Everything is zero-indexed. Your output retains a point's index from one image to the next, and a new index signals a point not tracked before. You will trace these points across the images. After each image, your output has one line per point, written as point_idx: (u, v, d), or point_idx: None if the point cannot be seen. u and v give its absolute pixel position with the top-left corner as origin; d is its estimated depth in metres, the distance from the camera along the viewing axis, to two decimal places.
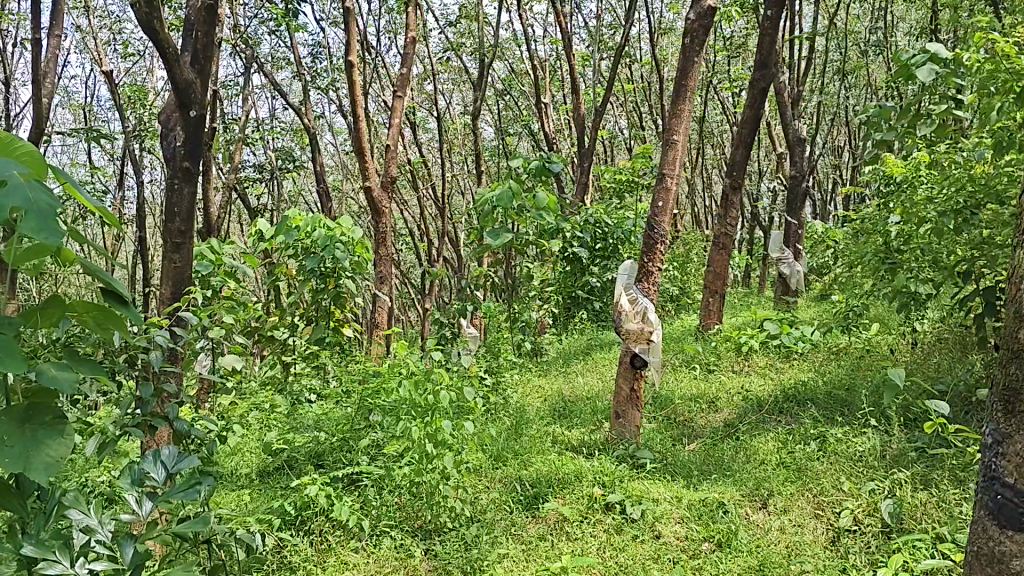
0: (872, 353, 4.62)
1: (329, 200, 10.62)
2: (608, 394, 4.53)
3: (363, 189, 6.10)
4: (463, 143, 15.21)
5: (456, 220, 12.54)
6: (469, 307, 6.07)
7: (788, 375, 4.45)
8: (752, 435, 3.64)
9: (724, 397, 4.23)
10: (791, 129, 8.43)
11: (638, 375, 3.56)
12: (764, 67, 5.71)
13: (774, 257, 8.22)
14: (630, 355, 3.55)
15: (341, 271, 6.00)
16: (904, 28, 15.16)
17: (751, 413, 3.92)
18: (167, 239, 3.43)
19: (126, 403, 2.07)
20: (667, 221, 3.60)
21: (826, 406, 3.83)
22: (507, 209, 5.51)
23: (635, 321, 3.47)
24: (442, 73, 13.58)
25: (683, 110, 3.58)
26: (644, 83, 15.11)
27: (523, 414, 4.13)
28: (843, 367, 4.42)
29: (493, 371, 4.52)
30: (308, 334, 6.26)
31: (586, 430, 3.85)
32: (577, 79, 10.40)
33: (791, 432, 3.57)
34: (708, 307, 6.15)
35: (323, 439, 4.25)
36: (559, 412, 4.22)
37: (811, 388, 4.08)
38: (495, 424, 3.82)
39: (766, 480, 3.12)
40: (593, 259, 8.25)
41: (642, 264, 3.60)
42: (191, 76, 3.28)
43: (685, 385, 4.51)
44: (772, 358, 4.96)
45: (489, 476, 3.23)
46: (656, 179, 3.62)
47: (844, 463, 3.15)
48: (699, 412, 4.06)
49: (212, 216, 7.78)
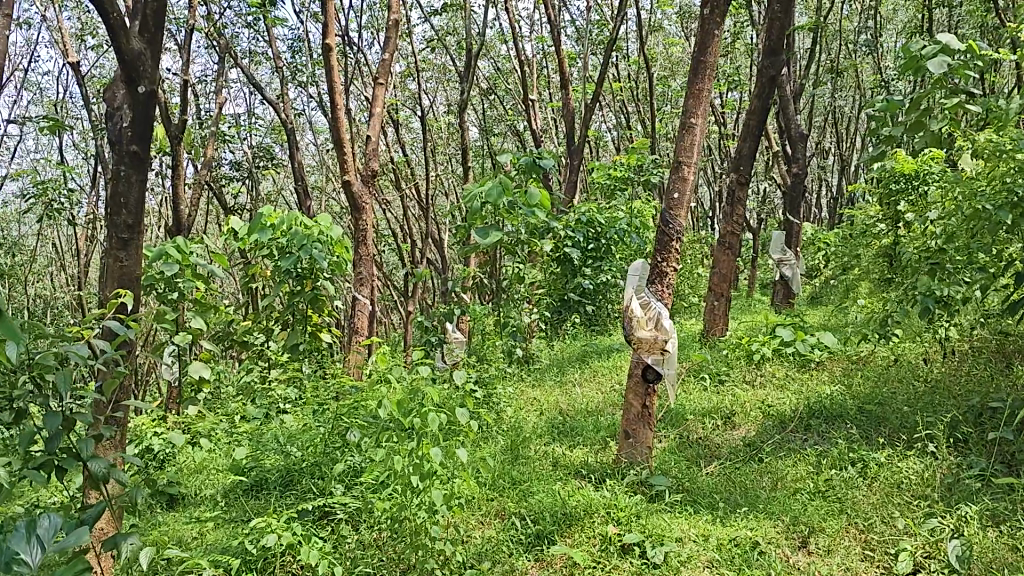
0: (898, 362, 4.23)
1: (307, 200, 10.15)
2: (610, 408, 4.12)
3: (342, 185, 5.61)
4: (447, 141, 14.79)
5: (440, 221, 12.07)
6: (456, 312, 5.65)
7: (808, 388, 4.05)
8: (779, 457, 3.25)
9: (740, 411, 3.82)
10: (793, 125, 8.04)
11: (651, 390, 3.14)
12: (773, 54, 5.32)
13: (775, 258, 7.83)
14: (642, 367, 3.13)
15: (318, 272, 5.56)
16: (897, 29, 14.88)
17: (775, 433, 3.52)
18: (112, 233, 3.01)
19: (21, 438, 1.74)
20: (684, 215, 3.19)
21: (857, 424, 3.43)
22: (498, 206, 5.09)
23: (647, 328, 3.05)
24: (426, 71, 13.15)
25: (702, 90, 3.17)
26: (633, 82, 14.74)
27: (518, 432, 3.70)
28: (869, 380, 4.02)
29: (484, 382, 4.09)
30: (283, 340, 5.82)
31: (590, 451, 3.44)
32: (566, 74, 9.97)
33: (824, 456, 3.18)
34: (712, 312, 5.75)
35: (297, 461, 3.83)
36: (558, 428, 3.80)
37: (838, 402, 3.69)
38: (489, 447, 3.41)
39: (798, 514, 2.73)
40: (586, 260, 7.82)
41: (655, 264, 3.19)
42: (139, 48, 2.84)
43: (695, 398, 4.09)
44: (787, 368, 4.56)
45: (483, 510, 2.81)
46: (671, 168, 3.21)
47: (892, 498, 2.74)
48: (716, 429, 3.64)
49: (182, 214, 7.30)
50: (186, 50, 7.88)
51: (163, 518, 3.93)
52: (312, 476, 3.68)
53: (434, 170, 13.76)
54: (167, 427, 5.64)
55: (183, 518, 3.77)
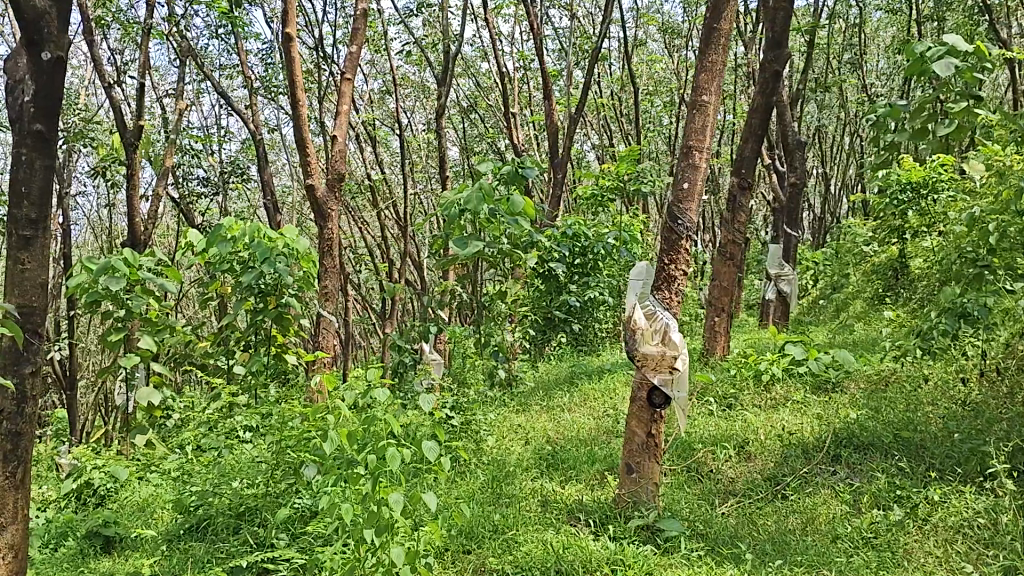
0: (926, 382, 3.77)
1: (277, 215, 9.60)
2: (607, 438, 3.62)
3: (304, 190, 5.08)
4: (426, 160, 14.34)
5: (417, 239, 11.55)
6: (432, 330, 5.16)
7: (829, 412, 3.57)
8: (807, 496, 2.79)
9: (756, 440, 3.32)
10: (790, 134, 7.61)
11: (658, 417, 2.66)
12: (777, 46, 4.89)
13: (772, 273, 7.36)
14: (647, 389, 2.65)
15: (283, 288, 5.06)
16: (883, 46, 14.61)
17: (799, 464, 3.04)
18: (11, 231, 2.33)
19: None
20: (694, 211, 2.72)
21: (895, 455, 2.95)
22: (477, 214, 4.60)
23: (653, 342, 2.58)
24: (404, 86, 12.71)
25: (715, 63, 2.70)
26: (615, 99, 14.36)
27: (501, 465, 3.20)
28: (897, 404, 3.53)
29: (460, 405, 3.59)
30: (244, 360, 5.31)
31: (587, 488, 2.94)
32: (550, 86, 9.52)
33: (864, 494, 2.71)
34: (713, 328, 5.28)
35: (245, 500, 3.31)
36: (548, 460, 3.30)
37: (870, 430, 3.21)
38: (468, 486, 2.91)
39: (842, 568, 2.26)
40: (571, 276, 7.36)
41: (662, 267, 2.70)
42: (43, 3, 2.23)
43: (702, 425, 3.60)
44: (800, 390, 4.07)
45: (457, 568, 2.31)
46: (679, 155, 2.74)
47: (955, 550, 2.26)
48: (729, 460, 3.16)
49: (138, 228, 6.78)
50: (144, 57, 7.38)
51: (91, 568, 3.40)
52: (264, 519, 3.17)
53: (412, 189, 13.29)
54: (113, 460, 5.10)
55: (112, 568, 3.26)
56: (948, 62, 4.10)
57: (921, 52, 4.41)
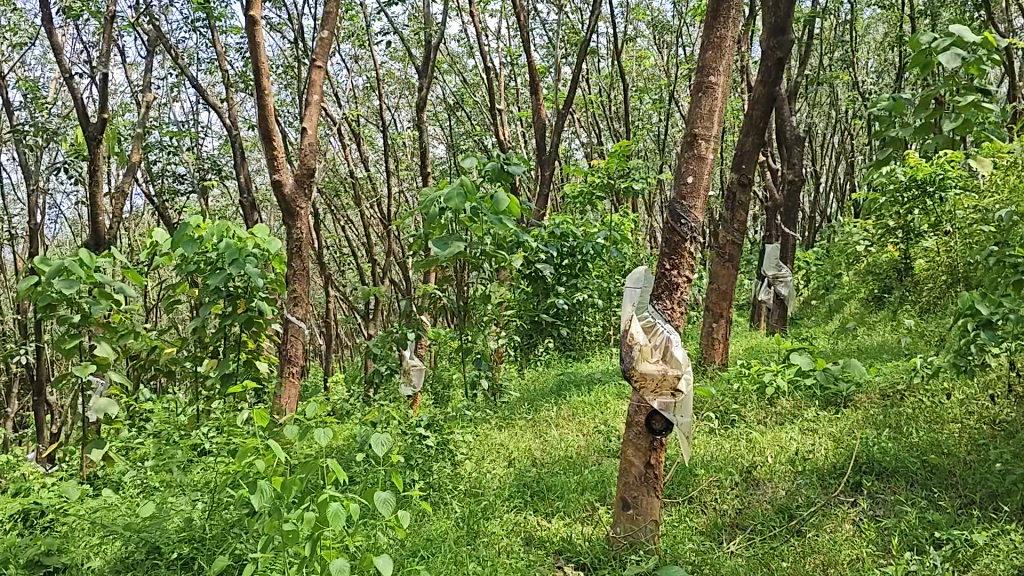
0: (947, 397, 3.44)
1: (253, 214, 9.19)
2: (599, 460, 3.27)
3: (271, 186, 4.70)
4: (411, 158, 13.96)
5: (400, 239, 11.17)
6: (411, 337, 4.81)
7: (842, 431, 3.24)
8: (830, 531, 2.46)
9: (764, 463, 2.98)
10: (787, 130, 7.29)
11: (658, 446, 2.32)
12: (780, 32, 4.59)
13: (768, 276, 6.93)
14: (646, 414, 2.31)
15: (253, 292, 4.69)
16: (874, 44, 14.35)
17: (816, 493, 2.70)
18: None
19: None
20: (700, 209, 2.38)
21: (926, 485, 2.63)
22: (457, 214, 4.26)
23: (653, 360, 2.24)
24: (388, 82, 12.35)
25: (725, 38, 2.37)
26: (605, 96, 14.02)
27: (482, 496, 2.85)
28: (917, 423, 3.21)
29: (436, 424, 3.25)
30: (209, 368, 4.94)
31: (578, 524, 2.60)
32: (538, 81, 9.16)
33: (898, 532, 2.38)
34: (711, 334, 4.92)
35: (180, 541, 2.91)
36: (534, 488, 2.95)
37: (892, 453, 2.88)
38: (443, 523, 2.56)
39: None
40: (558, 278, 7.04)
41: (664, 274, 2.36)
42: None
43: (705, 446, 3.26)
44: (809, 406, 3.73)
45: None
46: (684, 145, 2.40)
47: None
48: (735, 488, 2.81)
49: (102, 227, 6.40)
50: (108, 48, 6.99)
51: None
52: (208, 558, 2.79)
53: (396, 187, 12.91)
54: (64, 478, 4.70)
55: None
56: (954, 53, 3.78)
57: (925, 42, 4.09)
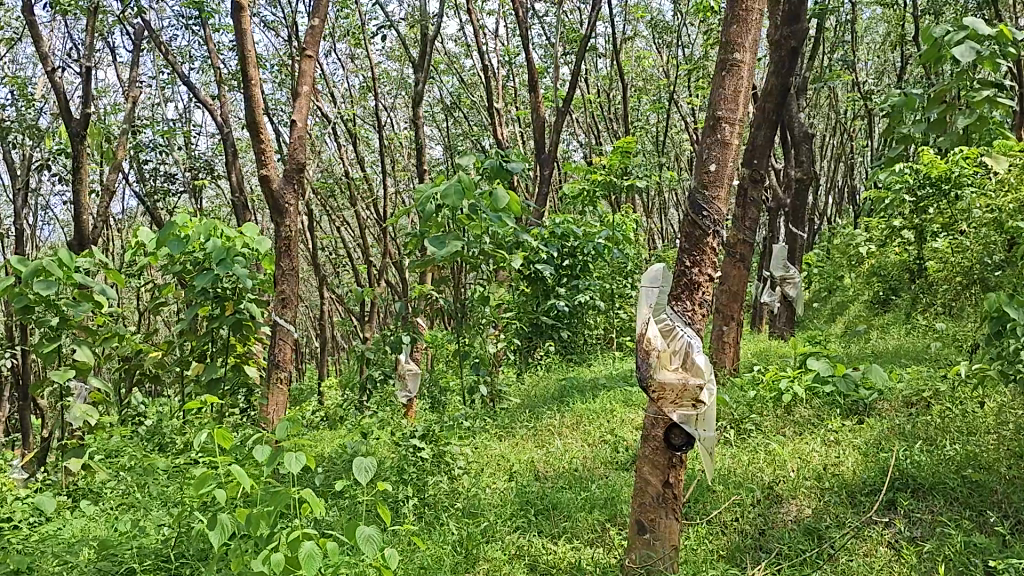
0: (979, 405, 3.22)
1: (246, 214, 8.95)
2: (609, 474, 3.04)
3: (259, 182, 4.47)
4: (407, 159, 13.74)
5: (396, 241, 10.93)
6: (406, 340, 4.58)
7: (869, 442, 3.01)
8: (868, 556, 2.23)
9: (788, 479, 2.76)
10: (795, 127, 7.06)
11: (677, 463, 2.09)
12: (793, 21, 4.37)
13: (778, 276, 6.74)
14: (664, 427, 2.08)
15: (241, 293, 4.46)
16: (877, 43, 14.14)
17: (848, 513, 2.48)
18: None
19: None
20: (724, 200, 2.16)
21: (969, 505, 2.41)
22: (454, 211, 4.02)
23: (673, 367, 2.01)
24: (384, 80, 12.11)
25: (752, 10, 2.14)
26: (605, 96, 13.80)
27: (483, 516, 2.62)
28: (949, 434, 2.98)
29: (432, 436, 3.01)
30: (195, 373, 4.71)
31: (588, 548, 2.36)
32: (538, 79, 8.93)
33: (945, 559, 2.14)
34: (721, 337, 4.70)
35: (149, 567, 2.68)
36: (540, 506, 2.71)
37: (927, 468, 2.66)
38: (442, 547, 2.33)
39: None
40: (559, 279, 6.81)
41: (685, 271, 2.13)
42: None
43: (722, 459, 3.04)
44: (830, 414, 3.50)
45: None
46: (707, 129, 2.17)
47: None
48: (758, 506, 2.59)
49: (86, 227, 6.15)
50: (93, 43, 6.74)
51: None
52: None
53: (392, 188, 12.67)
54: (41, 489, 4.48)
55: None
56: (970, 47, 3.54)
57: (937, 37, 3.84)
